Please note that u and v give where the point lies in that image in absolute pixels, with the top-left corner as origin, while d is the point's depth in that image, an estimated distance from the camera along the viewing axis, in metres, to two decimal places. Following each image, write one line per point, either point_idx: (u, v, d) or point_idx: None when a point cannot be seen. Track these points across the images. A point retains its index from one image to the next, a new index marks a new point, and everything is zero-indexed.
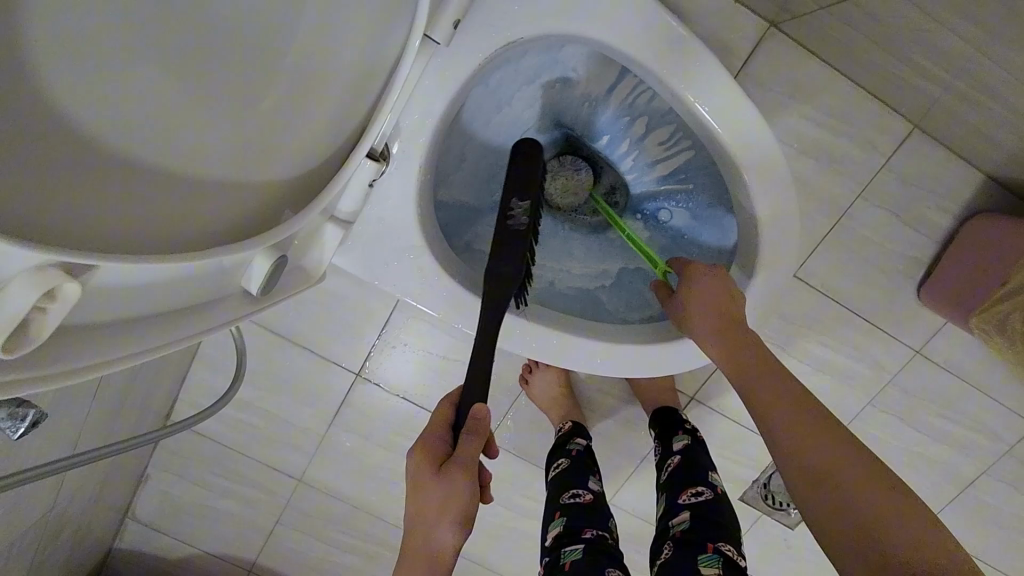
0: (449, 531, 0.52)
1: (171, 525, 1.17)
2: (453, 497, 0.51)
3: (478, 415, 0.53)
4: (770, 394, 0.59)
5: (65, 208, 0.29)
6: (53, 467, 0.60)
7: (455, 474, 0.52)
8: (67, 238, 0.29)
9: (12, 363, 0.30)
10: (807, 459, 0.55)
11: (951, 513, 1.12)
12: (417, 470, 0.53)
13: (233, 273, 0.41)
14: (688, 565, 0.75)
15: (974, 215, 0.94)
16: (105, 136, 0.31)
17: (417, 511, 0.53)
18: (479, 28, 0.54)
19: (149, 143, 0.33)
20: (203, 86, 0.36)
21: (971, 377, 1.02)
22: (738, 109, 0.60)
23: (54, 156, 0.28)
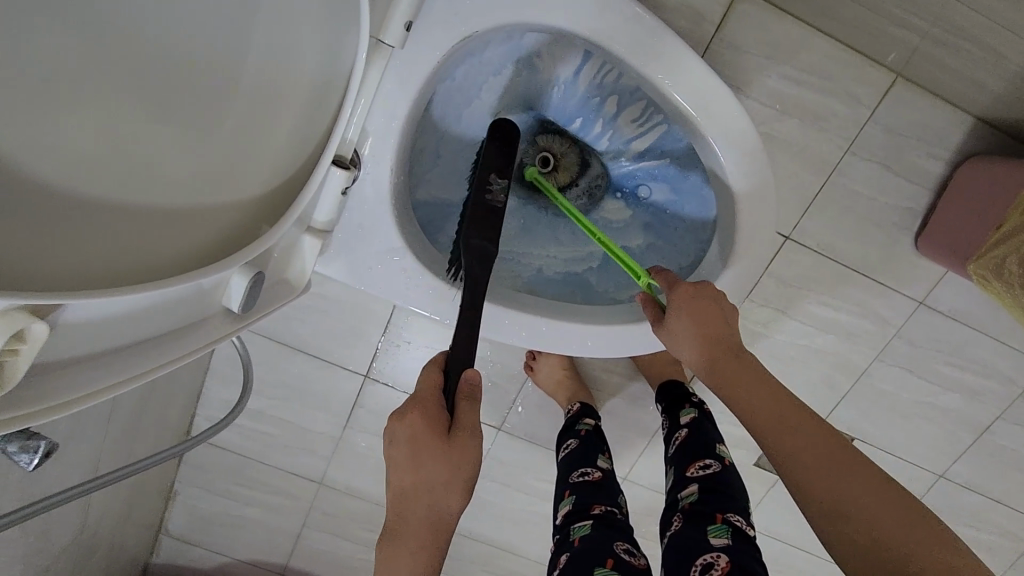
0: (458, 496, 0.54)
1: (203, 537, 1.21)
2: (464, 465, 0.53)
3: (474, 380, 0.55)
4: (781, 431, 0.59)
5: (38, 254, 0.30)
6: (75, 491, 0.62)
7: (465, 443, 0.53)
8: (40, 281, 0.30)
9: (16, 401, 0.31)
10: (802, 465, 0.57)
11: (969, 460, 1.11)
12: (419, 445, 0.53)
13: (213, 291, 0.42)
14: (698, 535, 0.76)
15: (967, 159, 0.93)
16: (63, 181, 0.32)
17: (424, 483, 0.53)
18: (434, 26, 0.54)
19: (112, 182, 0.34)
20: (157, 118, 0.37)
21: (977, 322, 1.02)
22: (698, 81, 0.60)
23: (24, 209, 0.30)
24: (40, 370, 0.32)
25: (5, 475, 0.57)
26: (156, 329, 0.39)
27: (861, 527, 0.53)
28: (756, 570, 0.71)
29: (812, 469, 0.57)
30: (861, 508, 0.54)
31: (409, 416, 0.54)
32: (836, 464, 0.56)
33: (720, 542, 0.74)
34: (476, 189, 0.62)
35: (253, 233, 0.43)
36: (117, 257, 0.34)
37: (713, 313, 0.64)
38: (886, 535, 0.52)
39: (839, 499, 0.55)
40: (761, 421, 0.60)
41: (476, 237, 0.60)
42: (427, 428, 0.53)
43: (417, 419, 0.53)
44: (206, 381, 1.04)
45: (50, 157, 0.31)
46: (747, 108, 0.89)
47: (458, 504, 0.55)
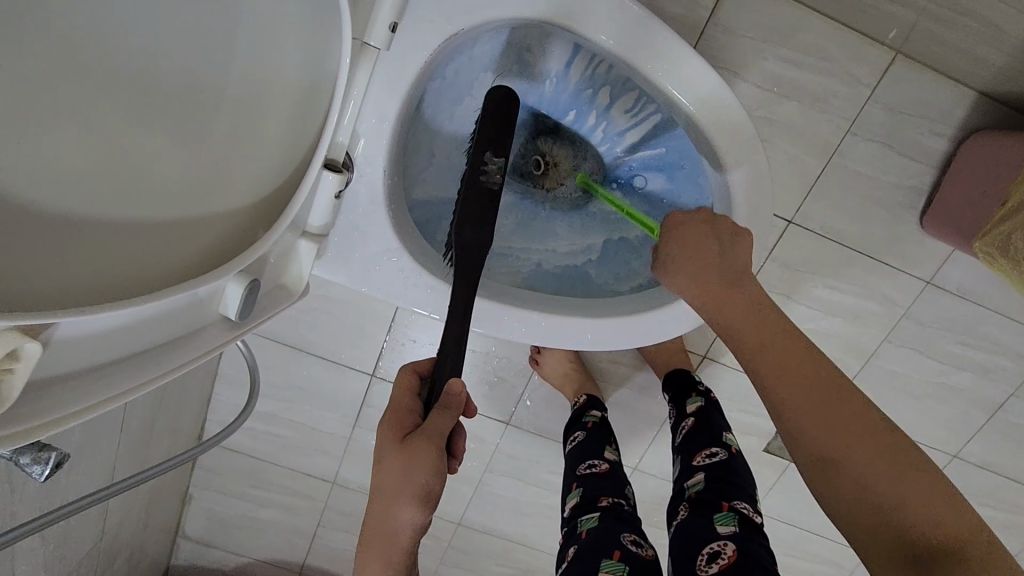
0: (413, 506, 0.54)
1: (220, 539, 1.23)
2: (415, 472, 0.53)
3: (452, 391, 0.55)
4: (782, 376, 0.57)
5: (40, 271, 0.31)
6: (93, 498, 0.64)
7: (419, 450, 0.54)
8: (45, 299, 0.31)
9: (22, 415, 0.32)
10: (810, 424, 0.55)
11: (983, 439, 1.10)
12: (383, 444, 0.56)
13: (209, 298, 0.43)
14: (705, 523, 0.76)
15: (971, 134, 0.91)
16: (57, 202, 0.32)
17: (380, 484, 0.55)
18: (420, 25, 0.54)
19: (108, 199, 0.35)
20: (147, 135, 0.37)
21: (986, 300, 1.00)
22: (690, 68, 0.60)
23: (23, 231, 0.30)
24: (43, 384, 0.33)
25: (21, 486, 0.59)
26: (155, 338, 0.40)
27: (856, 478, 0.53)
28: (763, 557, 0.70)
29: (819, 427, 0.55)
30: (857, 459, 0.54)
31: (385, 418, 0.58)
32: (838, 411, 0.55)
33: (727, 530, 0.74)
34: (470, 170, 0.59)
35: (248, 242, 0.43)
36: (111, 273, 0.35)
37: (714, 258, 0.61)
38: (879, 487, 0.53)
39: (836, 450, 0.54)
40: (762, 365, 0.58)
41: (467, 231, 0.58)
42: (394, 428, 0.56)
43: (391, 420, 0.57)
44: (215, 386, 1.06)
45: (41, 180, 0.32)
46: (744, 92, 0.88)
47: (415, 515, 0.54)
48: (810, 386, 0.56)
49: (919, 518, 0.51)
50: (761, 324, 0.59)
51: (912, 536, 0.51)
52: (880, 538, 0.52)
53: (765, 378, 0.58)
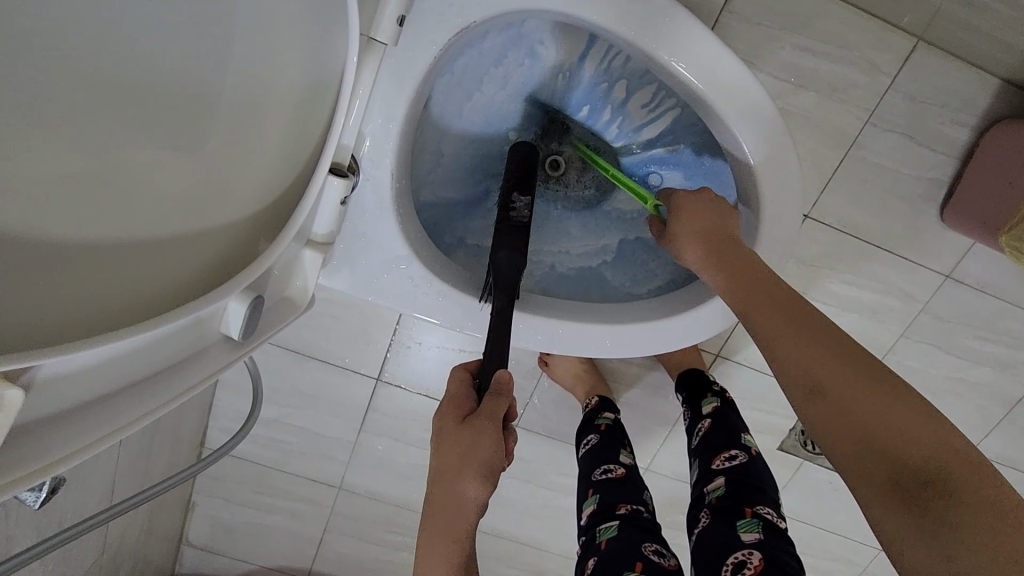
0: (473, 488, 0.51)
1: (225, 546, 1.21)
2: (475, 454, 0.51)
3: (501, 380, 0.52)
4: (757, 305, 0.55)
5: (36, 300, 0.28)
6: (94, 520, 0.61)
7: (478, 431, 0.51)
8: (43, 332, 0.29)
9: (15, 460, 0.29)
10: (793, 354, 0.51)
11: (1001, 435, 1.08)
12: (441, 427, 0.54)
13: (210, 315, 0.40)
14: (729, 531, 0.74)
15: (994, 124, 0.88)
16: (52, 226, 0.30)
17: (439, 465, 0.53)
18: (430, 19, 0.50)
19: (106, 216, 0.32)
20: (146, 149, 0.34)
21: (1006, 294, 0.98)
22: (713, 60, 0.56)
23: (22, 258, 0.28)
24: (43, 423, 0.30)
25: (16, 509, 0.56)
26: (155, 364, 0.37)
27: (836, 400, 0.48)
28: (789, 564, 0.68)
29: (803, 352, 0.51)
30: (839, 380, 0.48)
31: (442, 403, 0.56)
32: (814, 335, 0.51)
33: (751, 537, 0.72)
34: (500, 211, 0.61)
35: (251, 255, 0.41)
36: (110, 297, 0.32)
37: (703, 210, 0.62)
38: (862, 410, 0.47)
39: (820, 374, 0.49)
40: (740, 296, 0.56)
41: (506, 253, 0.58)
42: (452, 411, 0.54)
43: (448, 402, 0.55)
44: (216, 392, 1.03)
45: (33, 205, 0.29)
46: (760, 82, 0.84)
47: (476, 496, 0.52)
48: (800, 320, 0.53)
49: (906, 443, 0.45)
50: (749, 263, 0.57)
51: (900, 463, 0.44)
52: (864, 465, 0.46)
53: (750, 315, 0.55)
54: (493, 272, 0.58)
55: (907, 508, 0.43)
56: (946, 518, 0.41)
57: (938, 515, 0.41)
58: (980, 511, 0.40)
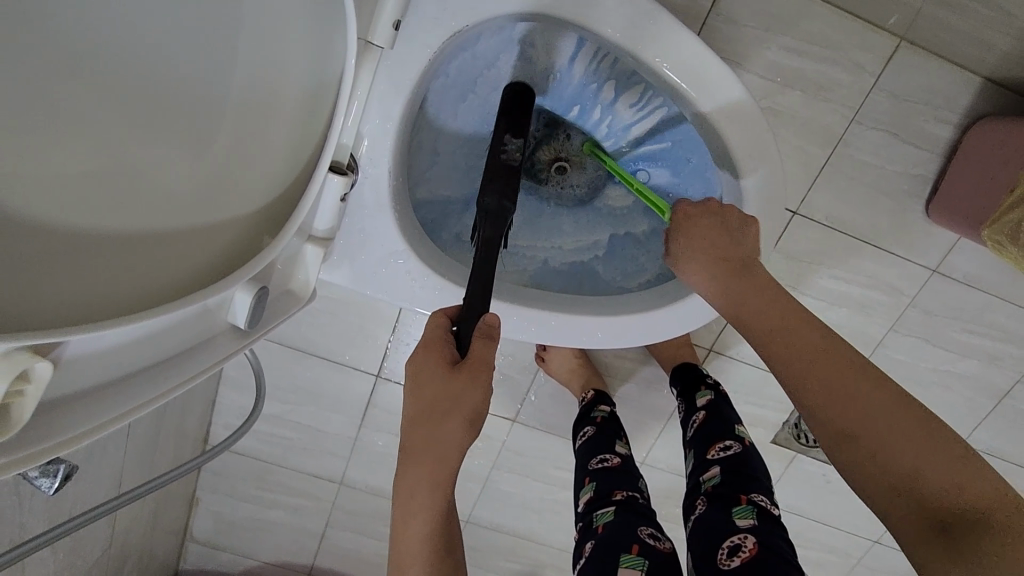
0: (460, 431, 0.55)
1: (228, 541, 1.23)
2: (468, 398, 0.54)
3: (490, 324, 0.55)
4: (789, 352, 0.57)
5: (61, 288, 0.31)
6: (105, 507, 0.64)
7: (469, 380, 0.54)
8: (67, 316, 0.31)
9: (37, 434, 0.31)
10: (814, 392, 0.55)
11: (989, 426, 1.10)
12: (427, 371, 0.56)
13: (217, 309, 0.42)
14: (724, 517, 0.76)
15: (977, 121, 0.90)
16: (70, 220, 0.32)
17: (428, 407, 0.55)
18: (424, 22, 0.53)
19: (123, 209, 0.35)
20: (158, 147, 0.36)
21: (992, 287, 1.00)
22: (698, 62, 0.59)
23: (52, 253, 0.31)
24: (64, 401, 0.33)
25: (29, 497, 0.58)
26: (164, 352, 0.39)
27: (871, 446, 0.52)
28: (783, 549, 0.71)
29: (827, 389, 0.55)
30: (873, 427, 0.52)
31: (422, 350, 0.57)
32: (849, 380, 0.54)
33: (746, 523, 0.74)
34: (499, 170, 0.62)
35: (256, 248, 0.43)
36: (128, 284, 0.34)
37: (726, 241, 0.63)
38: (899, 455, 0.50)
39: (845, 411, 0.53)
40: (771, 343, 0.59)
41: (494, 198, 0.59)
42: (436, 359, 0.56)
43: (431, 349, 0.57)
44: (219, 389, 1.05)
45: (42, 198, 0.30)
46: (748, 82, 0.87)
47: (461, 439, 0.55)
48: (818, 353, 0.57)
49: (945, 487, 0.48)
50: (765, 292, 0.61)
51: (939, 507, 0.48)
52: (905, 509, 0.49)
53: (769, 350, 0.59)
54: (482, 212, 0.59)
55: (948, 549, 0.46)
56: (988, 556, 0.45)
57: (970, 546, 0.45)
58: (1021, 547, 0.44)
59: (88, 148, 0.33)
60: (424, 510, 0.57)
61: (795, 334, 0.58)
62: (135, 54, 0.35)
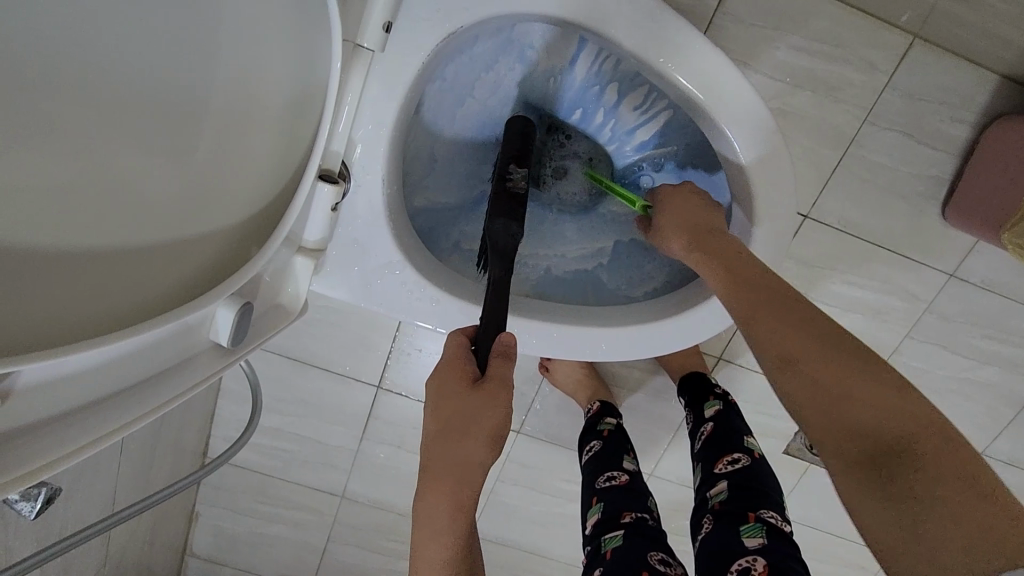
0: (480, 452, 0.52)
1: (229, 556, 1.20)
2: (488, 417, 0.52)
3: (507, 342, 0.53)
4: (739, 291, 0.57)
5: (37, 307, 0.29)
6: (100, 526, 0.61)
7: (489, 399, 0.52)
8: (45, 337, 0.29)
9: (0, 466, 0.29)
10: (774, 340, 0.53)
11: (1011, 435, 1.06)
12: (447, 391, 0.53)
13: (198, 324, 0.40)
14: (732, 538, 0.73)
15: (995, 121, 0.87)
16: (48, 234, 0.30)
17: (447, 427, 0.53)
18: (417, 24, 0.51)
19: (103, 222, 0.33)
20: (140, 156, 0.35)
21: (1012, 292, 0.96)
22: (706, 63, 0.56)
23: (29, 272, 0.29)
24: (29, 428, 0.30)
25: (14, 521, 0.56)
26: (138, 373, 0.37)
27: (812, 376, 0.51)
28: (794, 570, 0.68)
29: (786, 338, 0.53)
30: (815, 360, 0.51)
31: (440, 370, 0.55)
32: (795, 319, 0.53)
33: (754, 543, 0.71)
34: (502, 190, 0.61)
35: (241, 258, 0.41)
36: (104, 301, 0.33)
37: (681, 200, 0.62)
38: (837, 387, 0.49)
39: (801, 356, 0.52)
40: (720, 284, 0.58)
41: (502, 223, 0.58)
42: (455, 380, 0.54)
43: (449, 367, 0.55)
44: (218, 402, 1.03)
45: (16, 215, 0.28)
46: (756, 83, 0.84)
47: (482, 460, 0.53)
48: (777, 306, 0.55)
49: (879, 417, 0.47)
50: (727, 247, 0.59)
51: (872, 438, 0.47)
52: (839, 439, 0.49)
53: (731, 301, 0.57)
54: (490, 242, 0.58)
55: (877, 479, 0.46)
56: (919, 495, 0.44)
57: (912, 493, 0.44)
58: (951, 488, 0.43)
59: (69, 160, 0.31)
60: (442, 535, 0.53)
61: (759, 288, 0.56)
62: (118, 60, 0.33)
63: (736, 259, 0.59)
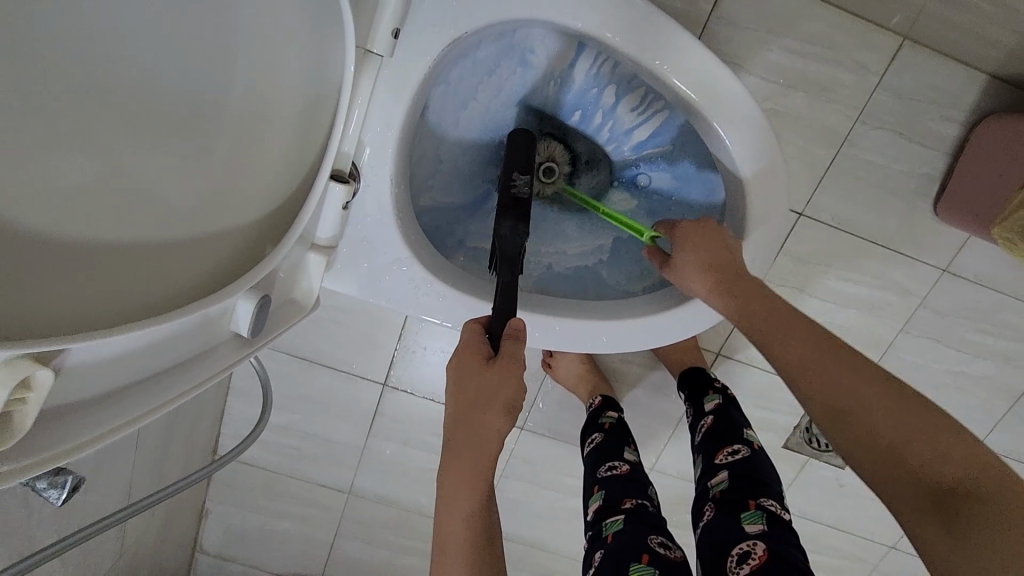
0: (497, 423, 0.55)
1: (238, 553, 1.23)
2: (503, 390, 0.55)
3: (517, 325, 0.56)
4: (788, 341, 0.60)
5: (66, 298, 0.32)
6: (122, 514, 0.63)
7: (504, 374, 0.55)
8: (75, 323, 0.32)
9: (36, 443, 0.31)
10: (815, 384, 0.57)
11: (1006, 428, 1.08)
12: (464, 371, 0.56)
13: (219, 317, 0.43)
14: (732, 524, 0.75)
15: (984, 119, 0.89)
16: (75, 230, 0.33)
17: (466, 401, 0.56)
18: (423, 31, 0.53)
19: (128, 220, 0.35)
20: (162, 158, 0.37)
21: (1004, 286, 0.98)
22: (700, 66, 0.58)
23: (58, 265, 0.31)
24: (66, 410, 0.33)
25: (39, 509, 0.58)
26: (164, 362, 0.39)
27: (868, 424, 0.54)
28: (792, 554, 0.70)
29: (827, 381, 0.57)
30: (869, 407, 0.54)
31: (456, 354, 0.58)
32: (846, 368, 0.57)
33: (754, 529, 0.73)
34: (502, 188, 0.63)
35: (257, 256, 0.44)
36: (129, 294, 0.35)
37: (723, 245, 0.63)
38: (893, 435, 0.53)
39: (844, 398, 0.55)
40: (769, 334, 0.61)
41: (510, 226, 0.59)
42: (470, 358, 0.56)
43: (464, 350, 0.58)
44: (227, 400, 1.05)
45: (46, 212, 0.31)
46: (749, 85, 0.87)
47: (500, 430, 0.56)
48: (815, 349, 0.59)
49: (936, 461, 0.50)
50: (758, 290, 0.63)
51: (932, 481, 0.50)
52: (899, 484, 0.51)
53: (770, 345, 0.60)
54: (499, 247, 0.60)
55: (941, 519, 0.48)
56: (973, 526, 0.46)
57: (965, 524, 0.46)
58: (1002, 517, 0.46)
59: (94, 161, 0.33)
60: (464, 503, 0.56)
61: (795, 332, 0.60)
62: (140, 68, 0.35)
63: (770, 302, 0.62)
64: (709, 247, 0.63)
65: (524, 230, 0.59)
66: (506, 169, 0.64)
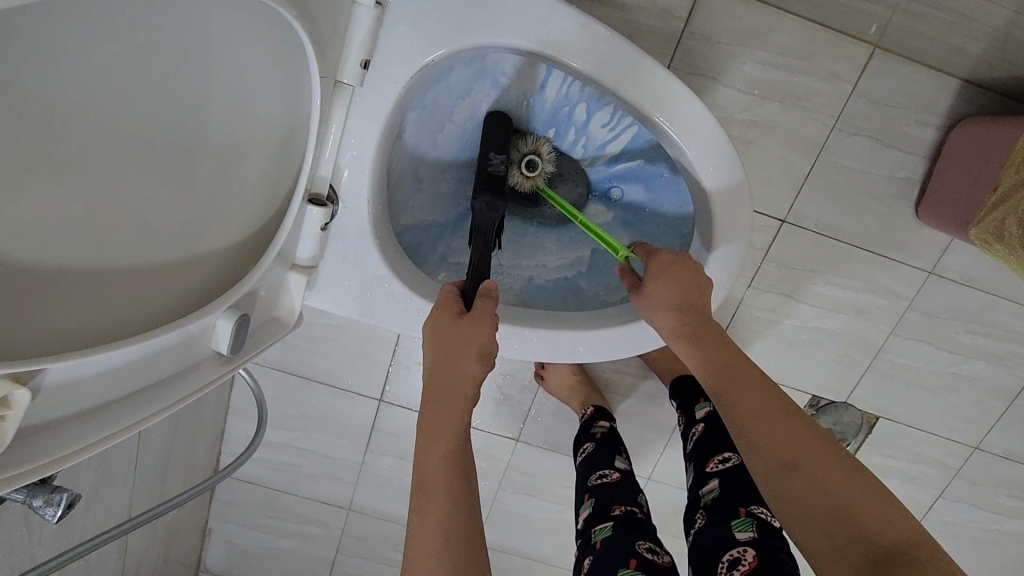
0: (471, 364, 0.58)
1: (241, 571, 1.24)
2: (475, 335, 0.58)
3: (490, 286, 0.59)
4: (743, 392, 0.60)
5: (60, 321, 0.35)
6: (120, 529, 0.64)
7: (475, 321, 0.58)
8: (67, 342, 0.35)
9: (29, 454, 0.34)
10: (767, 439, 0.57)
11: (1002, 428, 1.08)
12: (440, 325, 0.59)
13: (200, 334, 0.45)
14: (723, 531, 0.76)
15: (959, 122, 0.91)
16: (71, 261, 0.35)
17: (442, 346, 0.58)
18: (392, 60, 0.56)
19: (116, 247, 0.38)
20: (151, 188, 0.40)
21: (990, 286, 0.99)
22: (662, 83, 0.61)
23: (56, 290, 0.34)
24: (55, 423, 0.35)
25: (39, 528, 0.61)
26: (147, 378, 0.41)
27: (814, 482, 0.54)
28: (783, 560, 0.70)
29: (778, 437, 0.56)
30: (816, 466, 0.54)
31: (434, 312, 0.61)
32: (796, 426, 0.57)
33: (745, 536, 0.73)
34: (479, 168, 0.65)
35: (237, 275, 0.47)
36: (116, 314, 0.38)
37: (692, 288, 0.65)
38: (839, 496, 0.53)
39: (793, 455, 0.55)
40: (723, 384, 0.61)
41: (488, 200, 0.63)
42: (446, 312, 0.59)
43: (440, 308, 0.60)
44: (226, 419, 1.07)
45: (47, 246, 0.34)
46: (725, 98, 0.89)
47: (473, 373, 0.58)
48: (769, 403, 0.59)
49: (878, 527, 0.51)
50: (719, 339, 0.63)
51: (873, 545, 0.50)
52: (840, 545, 0.51)
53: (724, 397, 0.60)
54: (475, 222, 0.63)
55: None
56: None
57: None
58: None
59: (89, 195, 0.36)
60: (441, 439, 0.56)
61: (751, 385, 0.60)
62: None
63: (730, 353, 0.62)
64: (677, 290, 0.65)
65: (499, 204, 0.62)
66: (484, 149, 0.66)
